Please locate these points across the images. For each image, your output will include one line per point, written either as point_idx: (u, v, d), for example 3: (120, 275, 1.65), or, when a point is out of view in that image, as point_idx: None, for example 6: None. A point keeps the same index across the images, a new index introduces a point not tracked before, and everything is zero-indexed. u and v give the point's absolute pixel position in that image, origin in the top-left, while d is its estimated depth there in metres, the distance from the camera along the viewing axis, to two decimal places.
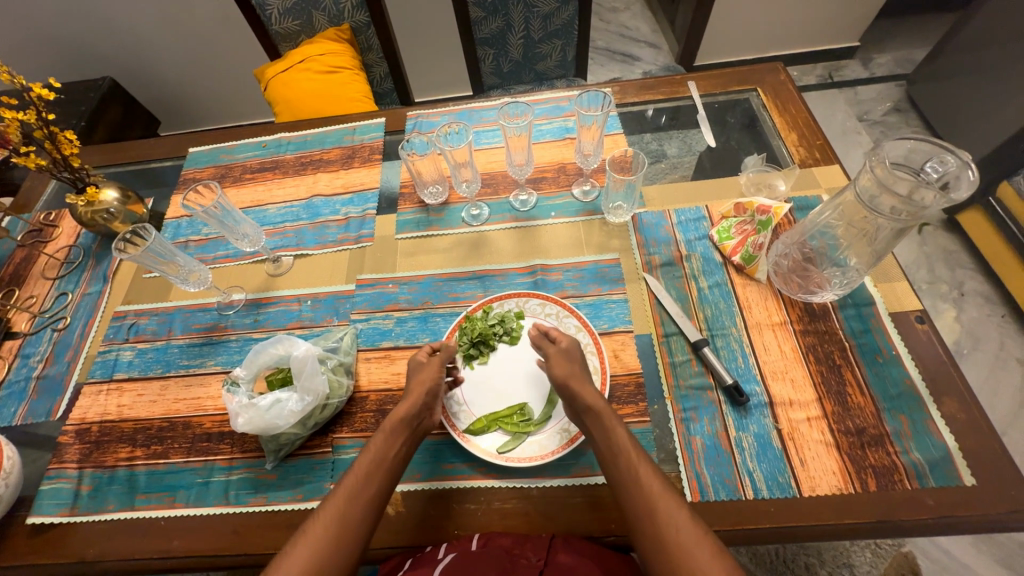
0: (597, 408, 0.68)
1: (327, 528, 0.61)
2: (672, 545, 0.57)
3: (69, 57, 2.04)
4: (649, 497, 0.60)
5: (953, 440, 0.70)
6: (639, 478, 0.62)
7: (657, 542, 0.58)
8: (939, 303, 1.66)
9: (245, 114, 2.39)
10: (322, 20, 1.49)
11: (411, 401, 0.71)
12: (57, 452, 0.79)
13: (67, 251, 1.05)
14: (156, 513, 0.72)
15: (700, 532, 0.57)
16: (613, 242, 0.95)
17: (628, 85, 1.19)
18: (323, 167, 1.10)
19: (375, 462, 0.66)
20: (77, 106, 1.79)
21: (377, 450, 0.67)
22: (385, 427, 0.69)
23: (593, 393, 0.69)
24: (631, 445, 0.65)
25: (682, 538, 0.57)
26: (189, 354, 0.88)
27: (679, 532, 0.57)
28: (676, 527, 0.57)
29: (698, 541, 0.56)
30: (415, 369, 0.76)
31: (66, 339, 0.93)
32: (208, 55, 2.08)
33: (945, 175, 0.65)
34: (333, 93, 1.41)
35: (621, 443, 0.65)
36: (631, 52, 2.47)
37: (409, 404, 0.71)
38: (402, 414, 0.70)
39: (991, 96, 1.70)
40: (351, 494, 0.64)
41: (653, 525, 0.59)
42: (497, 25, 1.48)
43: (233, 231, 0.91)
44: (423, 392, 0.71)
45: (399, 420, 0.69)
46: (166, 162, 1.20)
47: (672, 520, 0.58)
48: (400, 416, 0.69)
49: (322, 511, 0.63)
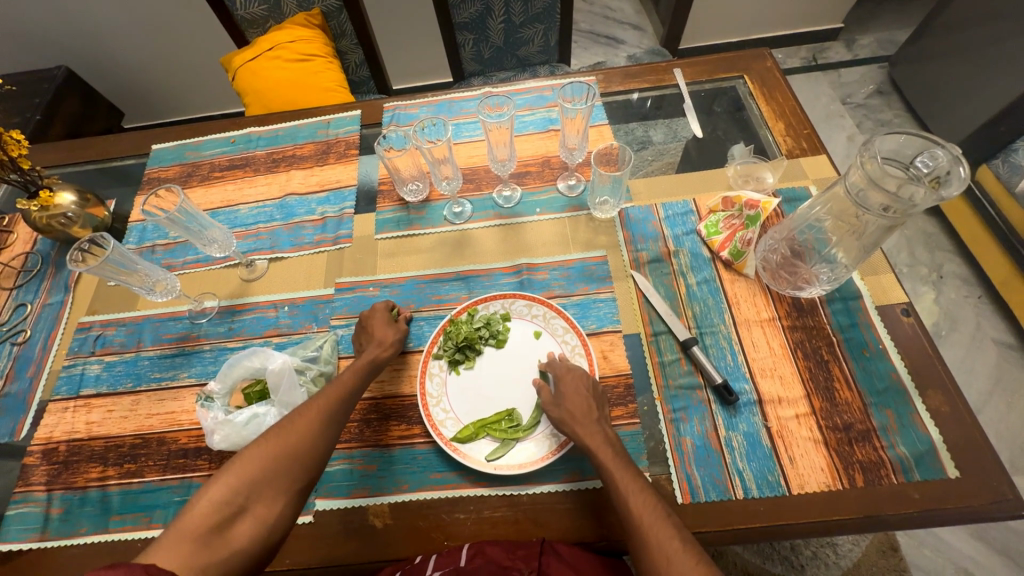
0: (593, 447, 0.65)
1: (318, 417, 0.66)
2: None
3: (19, 45, 1.92)
4: (643, 533, 0.58)
5: (938, 434, 0.70)
6: (631, 509, 0.60)
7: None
8: (919, 286, 1.69)
9: (215, 104, 2.29)
10: (290, 4, 1.41)
11: (382, 347, 0.76)
12: (23, 474, 0.76)
13: (24, 258, 0.99)
14: (131, 535, 0.70)
15: (694, 564, 0.55)
16: (599, 238, 0.93)
17: (614, 73, 1.15)
18: (296, 164, 1.05)
19: (358, 376, 0.72)
20: (31, 99, 1.69)
21: (359, 372, 0.72)
22: (361, 358, 0.74)
23: (592, 430, 0.67)
24: (626, 474, 0.63)
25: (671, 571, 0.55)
26: (161, 366, 0.84)
27: (672, 563, 0.55)
28: (668, 559, 0.55)
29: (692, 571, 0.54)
30: (374, 319, 0.79)
31: (27, 354, 0.88)
32: (171, 41, 1.97)
33: (935, 170, 0.64)
34: (306, 82, 1.34)
35: (615, 479, 0.62)
36: (614, 34, 2.42)
37: (385, 347, 0.76)
38: (380, 351, 0.75)
39: (972, 79, 1.71)
40: (338, 393, 0.69)
41: (647, 550, 0.57)
42: (476, 9, 1.42)
43: (199, 237, 0.87)
44: (389, 345, 0.77)
45: (371, 361, 0.74)
46: (128, 160, 1.13)
47: (663, 548, 0.56)
48: (377, 356, 0.74)
49: (309, 403, 0.68)
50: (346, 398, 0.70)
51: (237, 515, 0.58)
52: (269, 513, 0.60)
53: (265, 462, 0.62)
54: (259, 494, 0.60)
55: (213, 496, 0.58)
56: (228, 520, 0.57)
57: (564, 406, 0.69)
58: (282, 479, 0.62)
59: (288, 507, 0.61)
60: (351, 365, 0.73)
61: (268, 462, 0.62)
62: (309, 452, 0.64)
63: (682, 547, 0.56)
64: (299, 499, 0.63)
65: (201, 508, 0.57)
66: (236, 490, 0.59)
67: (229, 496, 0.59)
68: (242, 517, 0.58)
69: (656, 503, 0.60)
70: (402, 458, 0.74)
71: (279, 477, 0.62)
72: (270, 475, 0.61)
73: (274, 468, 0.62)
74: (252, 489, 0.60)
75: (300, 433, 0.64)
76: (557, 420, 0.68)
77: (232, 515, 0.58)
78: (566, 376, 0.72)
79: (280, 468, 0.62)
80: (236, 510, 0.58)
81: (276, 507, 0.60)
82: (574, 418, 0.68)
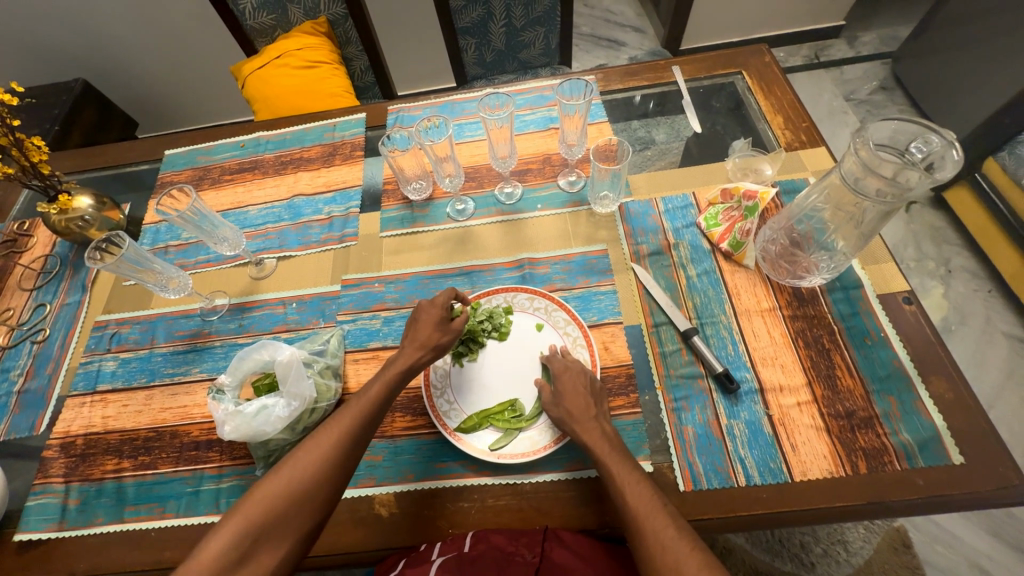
0: (589, 442, 0.66)
1: (330, 448, 0.65)
2: (661, 566, 0.55)
3: (41, 60, 1.99)
4: (640, 520, 0.59)
5: (940, 420, 0.70)
6: (627, 500, 0.61)
7: (647, 562, 0.57)
8: (927, 281, 1.67)
9: (225, 113, 2.35)
10: (298, 14, 1.45)
11: (422, 350, 0.73)
12: (42, 466, 0.78)
13: (44, 260, 1.02)
14: (145, 525, 0.71)
15: (690, 549, 0.56)
16: (600, 233, 0.94)
17: (613, 72, 1.17)
18: (304, 166, 1.08)
19: (386, 389, 0.70)
20: (49, 111, 1.74)
21: (388, 386, 0.70)
22: (393, 366, 0.72)
23: (589, 427, 0.68)
24: (621, 466, 0.64)
25: (668, 559, 0.55)
26: (174, 362, 0.86)
27: (668, 552, 0.56)
28: (663, 547, 0.56)
29: (687, 557, 0.55)
30: (428, 314, 0.75)
31: (46, 352, 0.91)
32: (184, 53, 2.03)
33: (930, 155, 0.65)
34: (313, 88, 1.38)
35: (612, 472, 0.63)
36: (616, 37, 2.44)
37: (422, 349, 0.73)
38: (421, 355, 0.73)
39: (974, 73, 1.70)
40: (353, 420, 0.67)
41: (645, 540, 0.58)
42: (477, 13, 1.45)
43: (211, 236, 0.89)
44: (431, 348, 0.73)
45: (410, 366, 0.72)
46: (142, 166, 1.17)
47: (658, 540, 0.57)
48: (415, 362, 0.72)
49: (324, 429, 0.66)
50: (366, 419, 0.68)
51: (246, 558, 0.57)
52: (278, 555, 0.59)
53: (276, 500, 0.61)
54: (269, 536, 0.59)
55: (222, 540, 0.57)
56: (238, 563, 0.57)
57: (563, 405, 0.70)
58: (293, 518, 0.61)
59: (296, 548, 0.60)
60: (377, 379, 0.71)
61: (279, 502, 0.61)
62: (321, 490, 0.63)
63: (676, 532, 0.57)
64: (309, 539, 0.62)
65: (211, 552, 0.56)
66: (243, 533, 0.58)
67: (238, 539, 0.58)
68: (251, 560, 0.57)
69: (653, 498, 0.60)
70: (407, 448, 0.75)
71: (289, 517, 0.60)
72: (280, 514, 0.60)
73: (285, 506, 0.61)
74: (261, 531, 0.59)
75: (312, 467, 0.63)
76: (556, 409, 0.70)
77: (240, 560, 0.57)
78: (563, 372, 0.74)
79: (290, 507, 0.61)
80: (245, 554, 0.57)
81: (284, 548, 0.60)
82: (573, 417, 0.69)
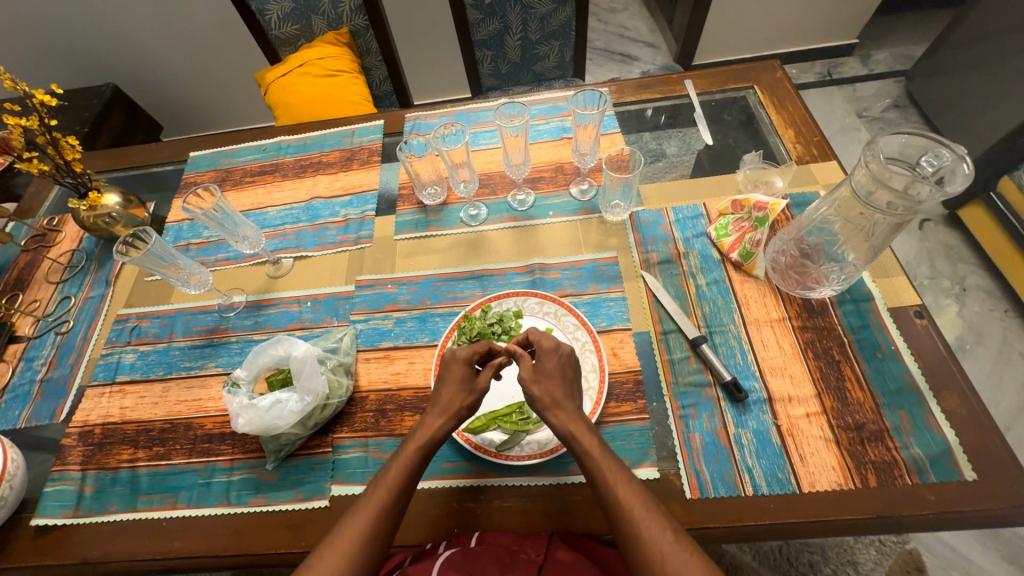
0: (576, 434, 0.66)
1: (352, 545, 0.60)
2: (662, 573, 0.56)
3: (74, 65, 2.07)
4: (639, 524, 0.58)
5: (953, 435, 0.69)
6: (622, 502, 0.60)
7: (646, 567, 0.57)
8: (941, 299, 1.65)
9: (246, 119, 2.41)
10: (321, 24, 1.50)
11: (443, 418, 0.69)
12: (61, 454, 0.80)
13: (70, 255, 1.06)
14: (157, 514, 0.73)
15: (690, 557, 0.56)
16: (611, 240, 0.95)
17: (626, 85, 1.20)
18: (322, 170, 1.11)
19: (407, 473, 0.66)
20: (80, 113, 1.81)
21: (408, 467, 0.66)
22: (415, 440, 0.68)
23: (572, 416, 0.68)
24: (612, 466, 0.64)
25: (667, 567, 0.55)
26: (191, 356, 0.89)
27: (667, 563, 0.56)
28: (662, 555, 0.56)
29: (685, 566, 0.55)
30: (451, 371, 0.71)
31: (69, 343, 0.94)
32: (210, 61, 2.10)
33: (940, 169, 0.66)
34: (333, 96, 1.42)
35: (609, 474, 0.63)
36: (629, 52, 2.48)
37: (445, 419, 0.69)
38: (440, 424, 0.69)
39: (988, 93, 1.70)
40: (375, 512, 0.63)
41: (646, 547, 0.57)
42: (494, 26, 1.49)
43: (233, 234, 0.92)
44: (454, 417, 0.69)
45: (430, 438, 0.68)
46: (167, 167, 1.21)
47: (657, 549, 0.56)
48: (434, 435, 0.68)
49: (348, 524, 0.62)
50: (389, 512, 0.63)
51: None
52: None
53: None
54: None
55: None
56: None
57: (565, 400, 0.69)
58: None
59: None
60: (398, 461, 0.66)
61: None
62: None
63: (674, 540, 0.57)
64: None
65: None
66: None
67: None
68: None
69: (655, 507, 0.60)
70: None
71: None
72: None
73: None
74: None
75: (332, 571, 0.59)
76: (539, 401, 0.69)
77: None
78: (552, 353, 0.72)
79: None
80: None
81: None
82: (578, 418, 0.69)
